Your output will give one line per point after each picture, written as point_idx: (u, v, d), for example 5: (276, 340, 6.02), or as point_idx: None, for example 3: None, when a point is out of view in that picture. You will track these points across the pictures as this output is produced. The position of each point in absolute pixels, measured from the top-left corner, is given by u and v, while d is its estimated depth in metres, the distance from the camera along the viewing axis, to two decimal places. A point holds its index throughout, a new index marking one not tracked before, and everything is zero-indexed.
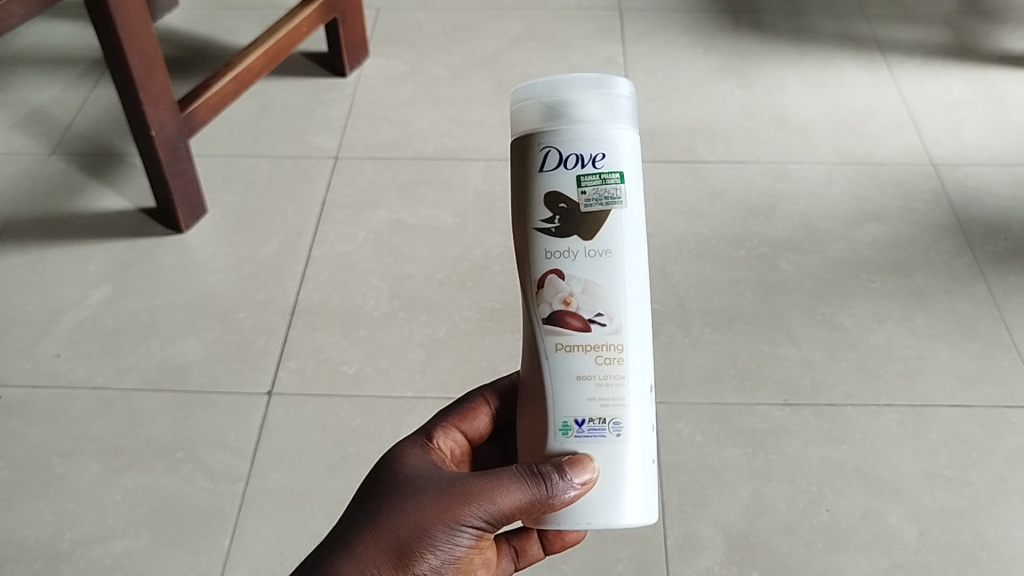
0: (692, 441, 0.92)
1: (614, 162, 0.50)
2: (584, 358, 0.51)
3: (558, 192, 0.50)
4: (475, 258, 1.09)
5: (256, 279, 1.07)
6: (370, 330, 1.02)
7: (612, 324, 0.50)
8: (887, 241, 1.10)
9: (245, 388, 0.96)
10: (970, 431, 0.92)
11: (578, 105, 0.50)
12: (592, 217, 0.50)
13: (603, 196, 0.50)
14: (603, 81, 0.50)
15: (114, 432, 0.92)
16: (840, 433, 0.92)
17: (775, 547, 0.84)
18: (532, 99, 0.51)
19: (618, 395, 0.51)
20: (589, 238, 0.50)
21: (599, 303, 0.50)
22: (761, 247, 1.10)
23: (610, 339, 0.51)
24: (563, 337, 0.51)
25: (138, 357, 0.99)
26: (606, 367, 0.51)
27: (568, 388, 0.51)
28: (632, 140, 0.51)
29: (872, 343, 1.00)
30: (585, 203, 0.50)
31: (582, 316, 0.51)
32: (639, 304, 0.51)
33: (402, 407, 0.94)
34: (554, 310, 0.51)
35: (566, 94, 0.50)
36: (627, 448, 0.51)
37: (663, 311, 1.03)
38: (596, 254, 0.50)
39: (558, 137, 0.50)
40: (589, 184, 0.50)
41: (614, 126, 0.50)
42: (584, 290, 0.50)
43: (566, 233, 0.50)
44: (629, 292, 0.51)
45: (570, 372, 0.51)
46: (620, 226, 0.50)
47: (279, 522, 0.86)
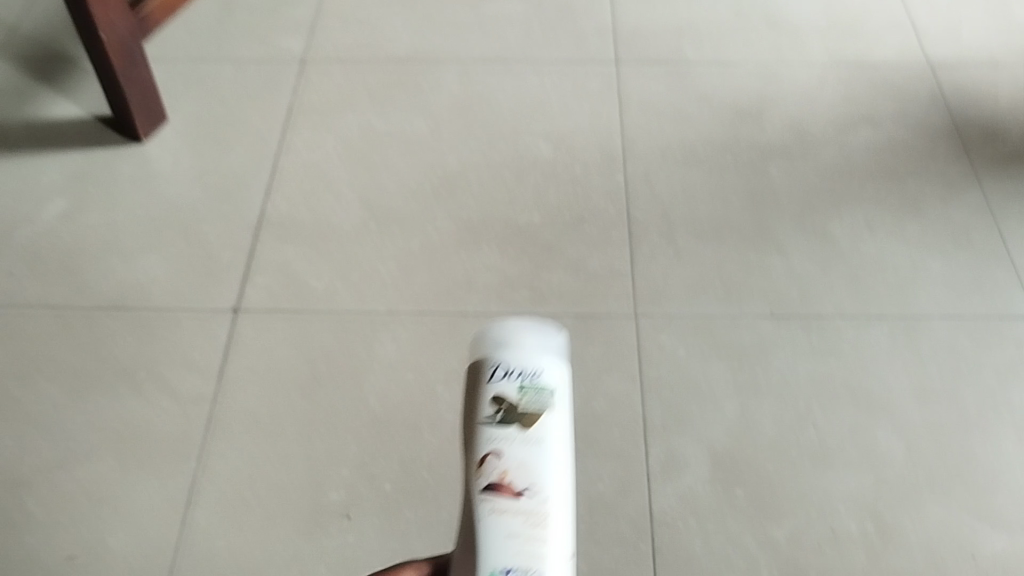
0: (675, 355, 0.89)
1: (548, 382, 0.57)
2: (512, 518, 0.51)
3: (502, 392, 0.56)
4: (449, 166, 1.04)
5: (220, 191, 1.02)
6: (340, 243, 0.97)
7: (541, 496, 0.52)
8: (880, 146, 1.06)
9: (211, 305, 0.92)
10: (961, 344, 0.89)
11: (519, 338, 0.60)
12: (528, 413, 0.55)
13: (539, 397, 0.56)
14: (541, 331, 0.62)
15: (74, 353, 0.89)
16: (828, 347, 0.89)
17: (759, 465, 0.82)
18: (492, 342, 0.60)
19: (543, 556, 0.50)
20: (526, 428, 0.55)
21: (531, 477, 0.53)
22: (749, 153, 1.06)
23: (537, 509, 0.51)
24: (496, 501, 0.51)
25: (96, 274, 0.94)
26: (533, 529, 0.51)
27: (495, 541, 0.50)
28: (564, 418, 0.57)
29: (863, 253, 0.96)
30: (523, 403, 0.56)
31: (515, 486, 0.52)
32: (564, 497, 0.53)
33: (374, 323, 0.91)
34: (488, 473, 0.53)
35: (514, 341, 0.60)
36: (547, 562, 0.49)
37: (648, 221, 0.99)
38: (529, 434, 0.54)
39: (506, 358, 0.58)
40: (527, 392, 0.56)
41: (549, 365, 0.58)
42: (515, 460, 0.53)
43: (500, 423, 0.55)
44: (556, 483, 0.53)
45: (499, 532, 0.50)
46: (551, 428, 0.55)
47: (247, 444, 0.83)
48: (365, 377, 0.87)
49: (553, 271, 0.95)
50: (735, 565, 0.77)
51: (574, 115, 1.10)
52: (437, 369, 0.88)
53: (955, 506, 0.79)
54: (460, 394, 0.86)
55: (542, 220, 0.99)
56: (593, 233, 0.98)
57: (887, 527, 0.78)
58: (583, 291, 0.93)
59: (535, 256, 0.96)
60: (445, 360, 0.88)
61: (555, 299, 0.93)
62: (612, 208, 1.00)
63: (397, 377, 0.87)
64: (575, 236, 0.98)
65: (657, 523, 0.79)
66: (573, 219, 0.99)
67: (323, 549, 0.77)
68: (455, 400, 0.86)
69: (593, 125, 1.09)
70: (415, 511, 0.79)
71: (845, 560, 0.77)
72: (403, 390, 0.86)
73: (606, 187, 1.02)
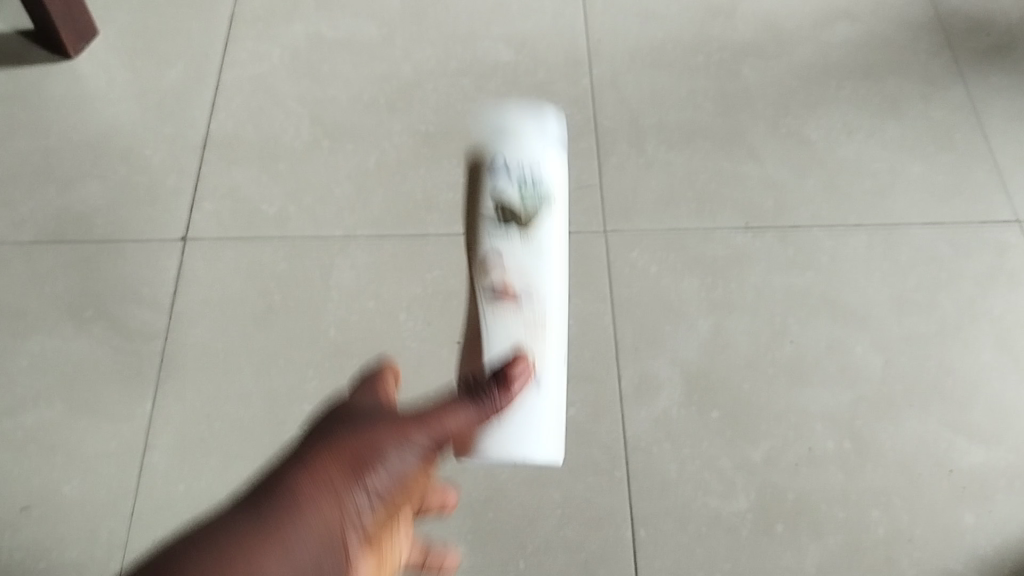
0: (647, 272, 0.85)
1: (544, 177, 0.68)
2: (511, 319, 0.63)
3: (503, 196, 0.67)
4: (405, 76, 0.98)
5: (161, 110, 0.95)
6: (292, 163, 0.92)
7: (539, 304, 0.64)
8: (858, 42, 1.01)
9: (158, 235, 0.87)
10: (940, 251, 0.87)
11: (518, 122, 0.70)
12: (528, 214, 0.66)
13: (539, 196, 0.67)
14: (540, 117, 0.71)
15: (14, 292, 0.84)
16: (805, 259, 0.86)
17: (735, 384, 0.80)
18: (496, 118, 0.71)
19: (544, 351, 0.62)
20: (527, 235, 0.66)
21: (529, 282, 0.64)
22: (721, 53, 1.00)
23: (535, 315, 0.63)
24: (499, 301, 0.63)
25: (33, 206, 0.89)
26: (532, 332, 0.62)
27: (496, 331, 0.62)
28: (556, 169, 0.69)
29: (840, 158, 0.92)
30: (525, 202, 0.67)
31: (515, 290, 0.64)
32: (558, 309, 0.65)
33: (331, 249, 0.86)
34: (492, 277, 0.64)
35: (513, 126, 0.70)
36: (543, 396, 0.61)
37: (616, 130, 0.94)
38: (528, 240, 0.66)
39: (506, 147, 0.68)
40: (528, 196, 0.67)
41: (543, 145, 0.69)
42: (514, 264, 0.65)
43: (502, 224, 0.66)
44: (554, 294, 0.65)
45: (499, 325, 0.62)
46: (549, 238, 0.66)
47: (203, 382, 0.79)
48: (323, 307, 0.83)
49: None
50: (711, 490, 0.75)
51: (536, 15, 1.03)
52: (399, 295, 0.84)
53: (934, 420, 0.78)
54: (424, 321, 0.82)
55: None
56: None
57: (864, 444, 0.77)
58: None
59: None
60: (407, 286, 0.84)
61: None
62: (578, 116, 0.95)
63: (357, 306, 0.83)
64: None
65: (631, 449, 0.77)
66: None
67: None
68: (419, 328, 0.82)
69: (557, 26, 1.02)
70: None
71: (822, 480, 0.75)
72: (365, 319, 0.83)
73: (572, 94, 0.97)
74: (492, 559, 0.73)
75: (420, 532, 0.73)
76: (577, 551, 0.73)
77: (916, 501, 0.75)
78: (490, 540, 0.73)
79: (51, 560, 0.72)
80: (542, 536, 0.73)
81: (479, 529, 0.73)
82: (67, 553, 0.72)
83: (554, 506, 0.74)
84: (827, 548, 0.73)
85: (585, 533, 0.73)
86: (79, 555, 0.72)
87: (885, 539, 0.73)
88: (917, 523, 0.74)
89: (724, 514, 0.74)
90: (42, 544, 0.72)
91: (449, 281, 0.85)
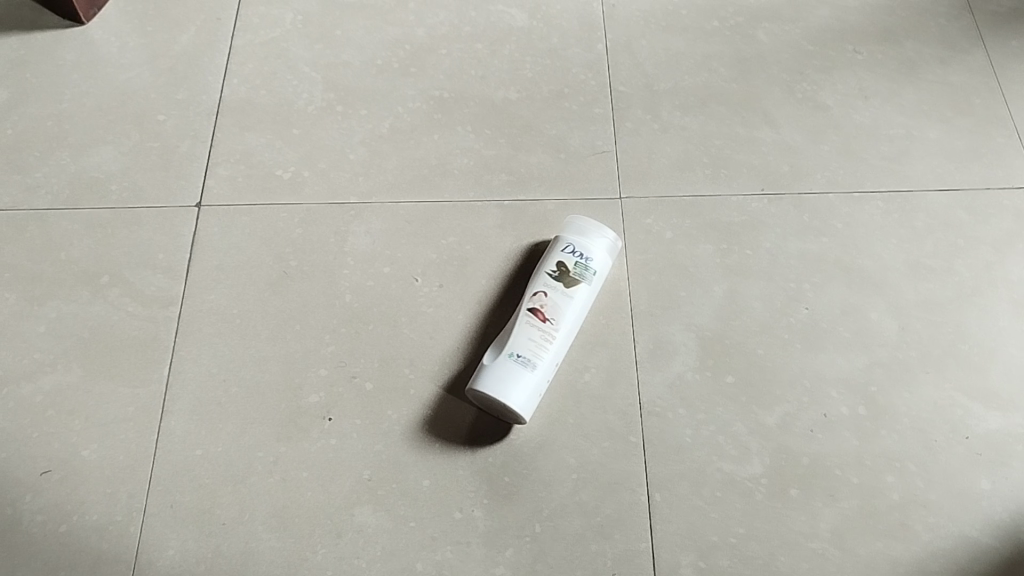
0: (662, 238, 0.85)
1: (592, 266, 0.79)
2: (534, 330, 0.75)
3: (563, 259, 0.79)
4: (419, 40, 0.98)
5: (173, 75, 0.95)
6: (305, 129, 0.91)
7: (554, 326, 0.76)
8: (875, 5, 1.00)
9: (172, 201, 0.87)
10: (957, 216, 0.86)
11: (587, 233, 0.80)
12: (574, 279, 0.78)
13: (584, 272, 0.78)
14: (605, 228, 0.81)
15: (29, 258, 0.84)
16: (821, 224, 0.86)
17: (750, 350, 0.80)
18: (574, 220, 0.81)
19: (540, 364, 0.74)
20: (568, 288, 0.77)
21: (555, 315, 0.76)
22: (737, 16, 0.99)
23: (548, 334, 0.75)
24: (538, 299, 0.77)
25: (47, 172, 0.89)
26: (541, 343, 0.75)
27: (522, 338, 0.75)
28: (599, 278, 0.79)
29: (857, 123, 0.92)
30: (573, 270, 0.78)
31: (544, 317, 0.76)
32: (564, 342, 0.76)
33: (346, 214, 0.86)
34: (535, 301, 0.77)
35: (583, 232, 0.80)
36: (531, 375, 0.74)
37: (631, 94, 0.94)
38: (568, 291, 0.77)
39: (578, 218, 0.81)
40: (577, 268, 0.78)
41: (598, 249, 0.79)
42: (551, 301, 0.77)
43: (552, 281, 0.78)
44: (565, 331, 0.76)
45: (533, 303, 0.77)
46: (580, 298, 0.77)
47: (219, 347, 0.80)
48: (338, 272, 0.83)
49: (531, 152, 0.90)
50: (727, 455, 0.75)
51: None
52: (415, 261, 0.84)
53: (950, 386, 0.78)
54: (439, 286, 0.83)
55: (519, 96, 0.94)
56: (573, 109, 0.93)
57: (880, 410, 0.77)
58: (564, 173, 0.89)
59: (513, 136, 0.91)
60: (422, 251, 0.84)
61: (535, 181, 0.88)
62: (593, 81, 0.95)
63: (373, 271, 0.83)
64: (554, 113, 0.93)
65: (647, 414, 0.77)
66: (552, 94, 0.94)
67: (305, 453, 0.75)
68: (434, 293, 0.82)
69: None
70: (398, 410, 0.77)
71: (837, 445, 0.76)
72: (380, 285, 0.83)
73: (586, 58, 0.96)
74: (508, 523, 0.73)
75: (436, 496, 0.74)
76: (593, 514, 0.73)
77: (931, 467, 0.75)
78: (506, 504, 0.73)
79: (72, 523, 0.72)
80: (558, 500, 0.74)
81: (495, 493, 0.74)
82: (87, 517, 0.73)
83: (570, 471, 0.75)
84: (842, 512, 0.73)
85: (600, 497, 0.74)
86: (100, 518, 0.72)
87: (900, 504, 0.73)
88: (932, 489, 0.74)
89: (739, 478, 0.74)
90: (63, 507, 0.73)
91: (464, 247, 0.85)
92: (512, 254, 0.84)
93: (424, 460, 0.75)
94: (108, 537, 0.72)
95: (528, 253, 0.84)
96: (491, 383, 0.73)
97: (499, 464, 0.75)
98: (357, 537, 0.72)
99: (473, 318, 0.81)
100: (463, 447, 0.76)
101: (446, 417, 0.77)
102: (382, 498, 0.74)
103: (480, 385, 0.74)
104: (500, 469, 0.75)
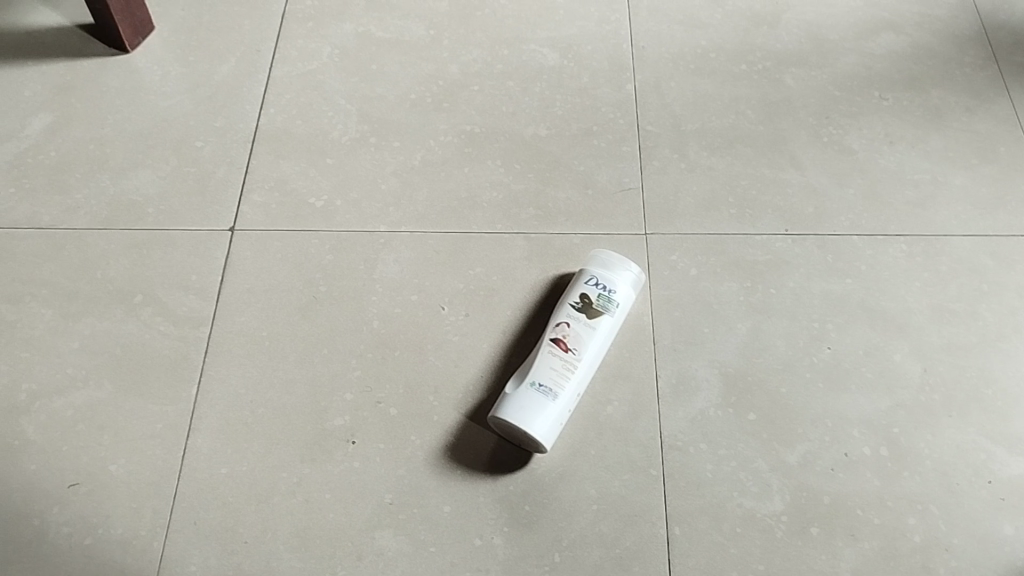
0: (687, 274, 0.86)
1: (615, 299, 0.79)
2: (557, 360, 0.76)
3: (586, 291, 0.80)
4: (452, 76, 1.00)
5: (212, 103, 0.98)
6: (339, 158, 0.93)
7: (576, 356, 0.77)
8: (902, 53, 1.01)
9: (207, 225, 0.89)
10: (981, 262, 0.87)
11: (610, 267, 0.81)
12: (596, 311, 0.79)
13: (607, 304, 0.79)
14: (628, 262, 0.82)
15: (66, 275, 0.86)
16: (845, 266, 0.87)
17: (773, 388, 0.80)
18: (597, 254, 0.82)
19: (562, 393, 0.75)
20: (591, 319, 0.78)
21: (578, 346, 0.77)
22: (765, 61, 1.01)
23: (570, 364, 0.76)
24: (561, 330, 0.78)
25: (87, 193, 0.91)
26: (563, 373, 0.76)
27: (544, 367, 0.76)
28: (622, 310, 0.80)
29: (882, 167, 0.93)
30: (596, 302, 0.79)
31: (566, 348, 0.77)
32: (586, 372, 0.77)
33: (375, 243, 0.88)
34: (558, 331, 0.78)
35: (606, 266, 0.81)
36: (552, 404, 0.74)
37: (659, 133, 0.95)
38: (591, 323, 0.78)
39: (602, 252, 0.82)
40: (600, 300, 0.79)
41: (621, 282, 0.80)
42: (574, 331, 0.78)
43: (575, 312, 0.79)
44: (587, 362, 0.77)
45: (556, 333, 0.78)
46: (602, 329, 0.78)
47: (247, 368, 0.81)
48: (366, 299, 0.85)
49: (559, 187, 0.91)
50: (747, 491, 0.75)
51: (581, 20, 1.05)
52: (442, 290, 0.85)
53: (972, 429, 0.78)
54: (465, 315, 0.84)
55: (548, 133, 0.95)
56: (602, 146, 0.94)
57: (902, 451, 0.77)
58: (591, 208, 0.90)
59: (542, 171, 0.93)
60: (450, 281, 0.86)
61: (562, 216, 0.90)
62: (622, 119, 0.96)
63: (400, 298, 0.85)
64: (582, 150, 0.94)
65: (668, 447, 0.77)
66: (581, 132, 0.96)
67: (329, 475, 0.76)
68: (460, 322, 0.83)
69: (601, 31, 1.04)
70: (421, 436, 0.78)
71: (858, 485, 0.76)
72: (407, 312, 0.84)
73: (615, 98, 0.98)
74: (527, 552, 0.73)
75: (457, 522, 0.74)
76: (612, 546, 0.73)
77: (953, 510, 0.74)
78: (526, 533, 0.74)
79: (97, 536, 0.73)
80: (578, 531, 0.74)
81: (515, 522, 0.74)
82: (112, 530, 0.73)
83: (590, 502, 0.75)
84: (863, 553, 0.73)
85: (620, 529, 0.74)
86: (125, 533, 0.73)
87: (922, 546, 0.73)
88: (954, 532, 0.74)
89: (759, 515, 0.74)
90: (89, 520, 0.74)
91: (490, 278, 0.86)
92: (537, 285, 0.85)
93: (446, 486, 0.76)
94: (131, 552, 0.73)
95: (553, 285, 0.85)
96: (513, 411, 0.74)
97: (520, 493, 0.75)
98: (377, 560, 0.73)
99: (498, 347, 0.82)
100: (485, 474, 0.76)
101: (468, 444, 0.77)
102: (403, 522, 0.74)
103: (503, 413, 0.74)
104: (521, 498, 0.75)
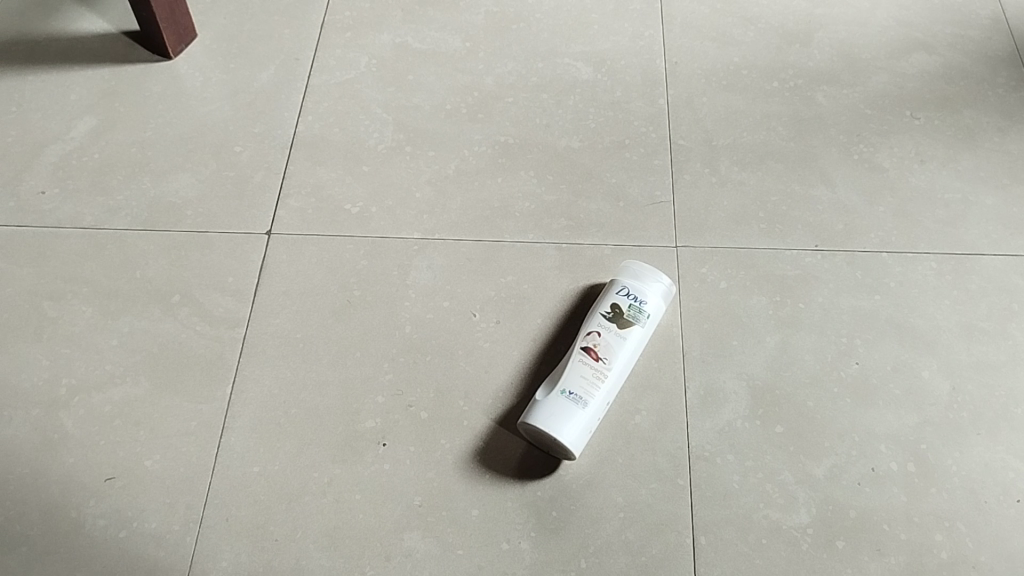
0: (717, 286, 0.87)
1: (645, 309, 0.80)
2: (587, 369, 0.77)
3: (617, 301, 0.81)
4: (487, 87, 1.01)
5: (251, 110, 0.99)
6: (374, 166, 0.95)
7: (605, 366, 0.77)
8: (934, 73, 1.02)
9: (244, 228, 0.91)
10: (1013, 282, 0.87)
11: (640, 278, 0.82)
12: (627, 320, 0.80)
13: (637, 313, 0.80)
14: (659, 273, 0.83)
15: (107, 274, 0.88)
16: (875, 282, 0.87)
17: (800, 402, 0.80)
18: (629, 265, 0.83)
19: (590, 401, 0.75)
20: (621, 329, 0.79)
21: (608, 354, 0.78)
22: (797, 78, 1.02)
23: (599, 373, 0.77)
24: (592, 339, 0.79)
25: (129, 195, 0.93)
26: (592, 382, 0.76)
27: (574, 376, 0.77)
28: (652, 320, 0.81)
29: (913, 185, 0.93)
30: (626, 311, 0.80)
31: (596, 357, 0.78)
32: (616, 380, 0.77)
33: (409, 249, 0.89)
34: (589, 340, 0.79)
35: (637, 278, 0.82)
36: (581, 411, 0.75)
37: (690, 147, 0.96)
38: (621, 333, 0.79)
39: (633, 263, 0.83)
40: (630, 310, 0.80)
41: (651, 293, 0.81)
42: (605, 340, 0.79)
43: (605, 322, 0.80)
44: (617, 370, 0.78)
45: (587, 342, 0.79)
46: (633, 338, 0.79)
47: (281, 369, 0.82)
48: (399, 304, 0.86)
49: (591, 199, 0.93)
50: (773, 503, 0.76)
51: (615, 36, 1.06)
52: (473, 297, 0.86)
53: (1002, 449, 0.78)
54: (497, 323, 0.85)
55: (581, 145, 0.97)
56: (634, 159, 0.95)
57: (930, 468, 0.77)
58: (622, 220, 0.91)
59: (574, 183, 0.94)
60: (481, 288, 0.87)
61: (593, 227, 0.91)
62: (654, 134, 0.98)
63: (433, 304, 0.86)
64: (614, 162, 0.95)
65: (695, 458, 0.78)
66: (613, 145, 0.97)
67: (359, 475, 0.77)
68: (491, 329, 0.84)
69: (634, 46, 1.05)
70: (450, 440, 0.79)
71: (885, 500, 0.76)
72: (439, 318, 0.85)
73: (648, 112, 0.99)
74: (553, 557, 0.74)
75: (485, 527, 0.75)
76: (637, 554, 0.74)
77: (981, 528, 0.74)
78: (553, 538, 0.74)
79: (131, 530, 0.74)
80: (604, 538, 0.74)
81: (542, 527, 0.75)
82: (146, 524, 0.75)
83: (617, 510, 0.76)
84: (889, 567, 0.73)
85: (646, 537, 0.74)
86: (159, 527, 0.75)
87: (949, 562, 0.73)
88: (982, 550, 0.73)
89: (785, 527, 0.75)
90: (124, 513, 0.75)
91: (521, 286, 0.87)
92: (568, 295, 0.86)
93: (474, 490, 0.77)
94: (164, 546, 0.74)
95: (583, 295, 0.86)
96: (543, 418, 0.75)
97: (547, 498, 0.76)
98: (405, 561, 0.73)
99: (528, 354, 0.83)
100: (513, 479, 0.77)
101: (498, 450, 0.78)
102: (432, 524, 0.75)
103: (533, 419, 0.75)
104: (548, 503, 0.76)
